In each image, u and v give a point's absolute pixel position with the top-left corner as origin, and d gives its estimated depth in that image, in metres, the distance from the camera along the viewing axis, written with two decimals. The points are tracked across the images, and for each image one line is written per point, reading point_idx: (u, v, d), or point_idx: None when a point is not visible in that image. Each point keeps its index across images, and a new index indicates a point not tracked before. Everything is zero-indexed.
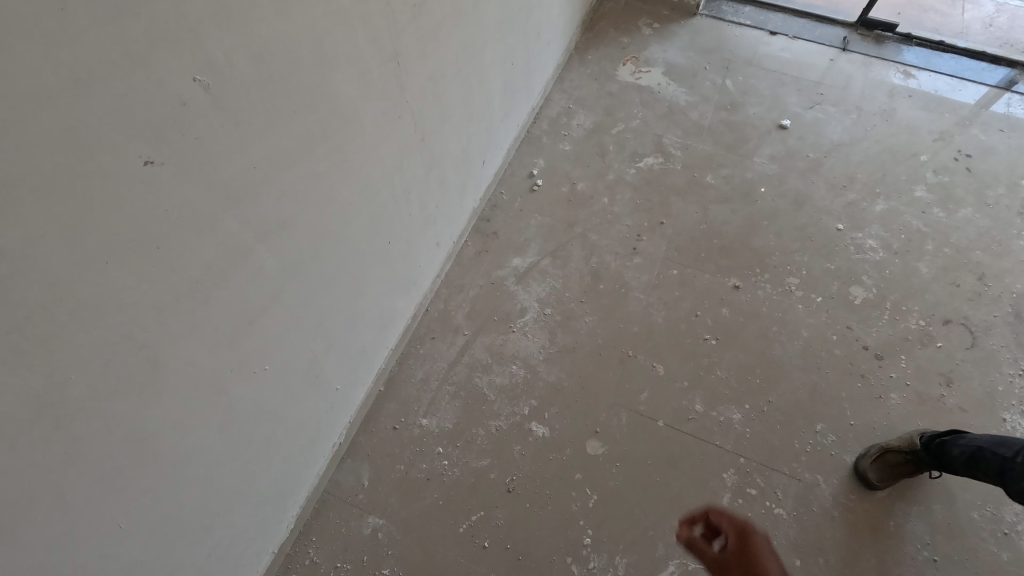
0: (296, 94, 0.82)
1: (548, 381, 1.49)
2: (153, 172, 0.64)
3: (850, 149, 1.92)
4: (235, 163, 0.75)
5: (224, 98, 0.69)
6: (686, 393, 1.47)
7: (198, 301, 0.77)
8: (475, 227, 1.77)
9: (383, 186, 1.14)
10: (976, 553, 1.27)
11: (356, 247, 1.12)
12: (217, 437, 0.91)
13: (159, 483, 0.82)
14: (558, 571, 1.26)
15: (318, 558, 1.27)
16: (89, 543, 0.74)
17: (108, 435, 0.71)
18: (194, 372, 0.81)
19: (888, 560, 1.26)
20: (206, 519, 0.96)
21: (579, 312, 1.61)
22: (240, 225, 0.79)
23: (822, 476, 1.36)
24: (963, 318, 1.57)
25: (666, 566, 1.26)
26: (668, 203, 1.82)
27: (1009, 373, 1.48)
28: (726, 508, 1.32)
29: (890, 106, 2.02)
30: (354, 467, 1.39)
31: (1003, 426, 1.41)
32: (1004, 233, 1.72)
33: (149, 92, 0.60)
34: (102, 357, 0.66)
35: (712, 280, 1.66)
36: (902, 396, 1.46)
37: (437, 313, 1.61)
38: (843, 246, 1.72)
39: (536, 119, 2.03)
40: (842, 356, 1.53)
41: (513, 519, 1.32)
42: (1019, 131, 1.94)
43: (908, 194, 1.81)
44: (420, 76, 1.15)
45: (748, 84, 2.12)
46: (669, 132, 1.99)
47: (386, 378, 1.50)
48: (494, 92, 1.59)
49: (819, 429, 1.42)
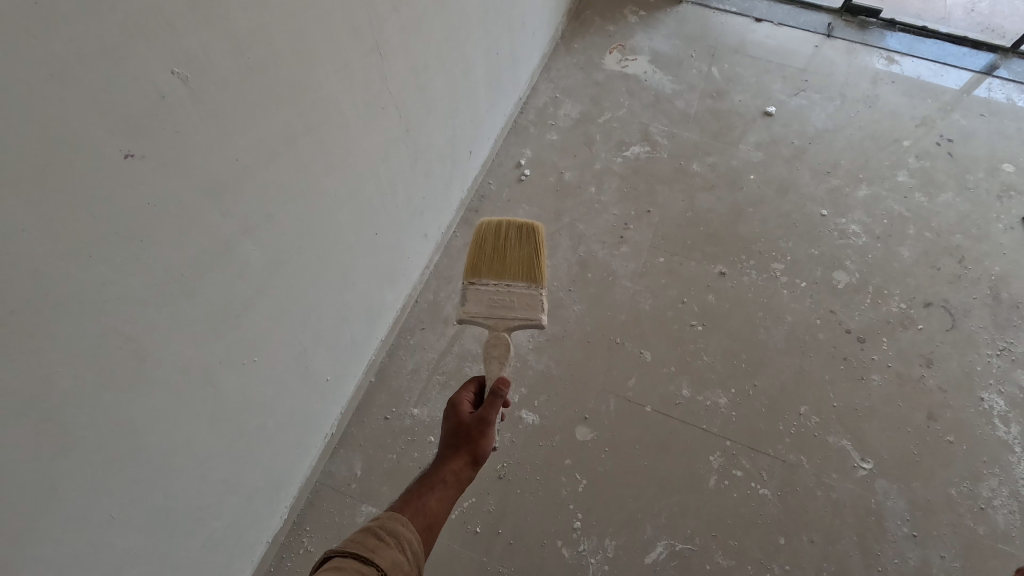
0: (278, 85, 0.82)
1: (538, 369, 1.51)
2: (133, 165, 0.64)
3: (834, 136, 1.94)
4: (217, 156, 0.75)
5: (203, 92, 0.70)
6: (673, 379, 1.50)
7: (184, 294, 0.77)
8: (463, 218, 1.78)
9: (368, 178, 1.15)
10: (953, 528, 1.31)
11: (342, 239, 1.13)
12: (208, 430, 0.92)
13: (151, 475, 0.83)
14: (549, 554, 1.29)
15: (313, 547, 1.30)
16: (81, 535, 0.75)
17: (96, 428, 0.71)
18: (182, 364, 0.82)
19: (869, 536, 1.30)
20: (200, 510, 0.97)
21: (568, 301, 1.62)
22: (224, 218, 0.80)
23: (805, 457, 1.39)
24: (943, 301, 1.61)
25: (654, 548, 1.29)
26: (654, 192, 1.83)
27: (987, 353, 1.52)
28: (712, 490, 1.35)
29: (874, 92, 2.04)
30: (346, 458, 1.40)
31: (981, 405, 1.45)
32: (984, 216, 1.75)
33: (126, 85, 0.60)
34: (88, 351, 0.67)
35: (698, 268, 1.68)
36: (883, 377, 1.49)
37: (427, 304, 1.62)
38: (827, 232, 1.74)
39: (522, 109, 2.03)
40: (826, 339, 1.55)
41: (504, 505, 1.34)
42: (999, 116, 1.96)
43: (891, 179, 1.83)
44: (404, 67, 1.15)
45: (733, 71, 2.13)
46: (656, 121, 2.00)
47: (377, 369, 1.52)
48: (479, 82, 1.59)
49: (803, 411, 1.45)
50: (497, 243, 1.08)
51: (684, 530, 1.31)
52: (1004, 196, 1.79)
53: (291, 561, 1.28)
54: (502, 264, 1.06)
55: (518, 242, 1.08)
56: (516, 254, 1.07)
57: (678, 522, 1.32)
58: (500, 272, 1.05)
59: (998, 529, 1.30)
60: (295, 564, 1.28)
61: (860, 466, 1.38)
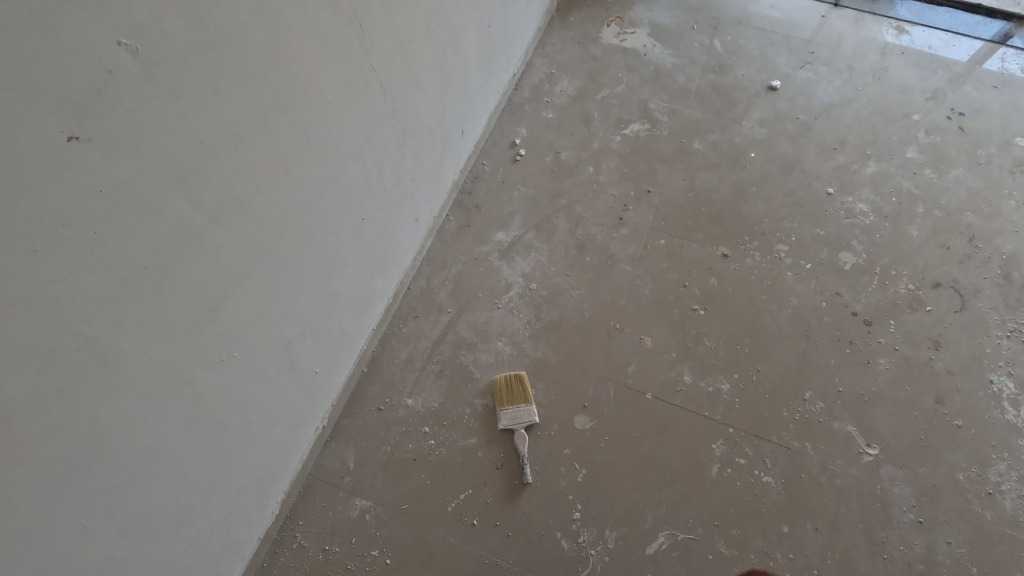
0: (246, 61, 0.75)
1: (535, 357, 1.47)
2: (78, 149, 0.59)
3: (841, 110, 1.87)
4: (179, 139, 0.69)
5: (156, 67, 0.63)
6: (674, 365, 1.46)
7: (148, 289, 0.73)
8: (456, 201, 1.71)
9: (353, 160, 1.08)
10: (960, 513, 1.28)
11: (326, 224, 1.07)
12: (186, 429, 0.88)
13: (124, 478, 0.80)
14: (547, 546, 1.26)
15: (306, 542, 1.27)
16: (49, 544, 0.71)
17: (57, 433, 0.67)
18: (152, 363, 0.77)
19: (874, 523, 1.27)
20: (183, 511, 0.94)
21: (565, 286, 1.57)
22: (191, 206, 0.74)
23: (810, 444, 1.36)
24: (952, 282, 1.55)
25: (656, 538, 1.26)
26: (655, 171, 1.76)
27: (997, 335, 1.48)
28: (715, 479, 1.32)
29: (882, 64, 1.96)
30: (339, 451, 1.36)
31: (990, 387, 1.41)
32: (995, 193, 1.69)
33: (63, 59, 0.55)
34: (40, 352, 0.62)
35: (700, 250, 1.62)
36: (890, 361, 1.45)
37: (420, 290, 1.57)
38: (833, 211, 1.68)
39: (517, 86, 1.95)
40: (831, 323, 1.51)
41: (502, 497, 1.30)
42: (1013, 87, 1.88)
43: (900, 155, 1.77)
44: (387, 40, 1.08)
45: (736, 44, 2.04)
46: (656, 97, 1.92)
47: (369, 359, 1.47)
48: (470, 56, 1.51)
49: (808, 397, 1.41)
50: (508, 390, 1.40)
51: (686, 519, 1.28)
52: (1016, 171, 1.72)
53: (283, 556, 1.25)
54: (516, 396, 1.39)
55: (524, 378, 1.41)
56: (521, 390, 1.40)
57: (679, 512, 1.29)
58: (513, 402, 1.38)
59: (1006, 514, 1.27)
60: (288, 559, 1.25)
61: (866, 452, 1.34)
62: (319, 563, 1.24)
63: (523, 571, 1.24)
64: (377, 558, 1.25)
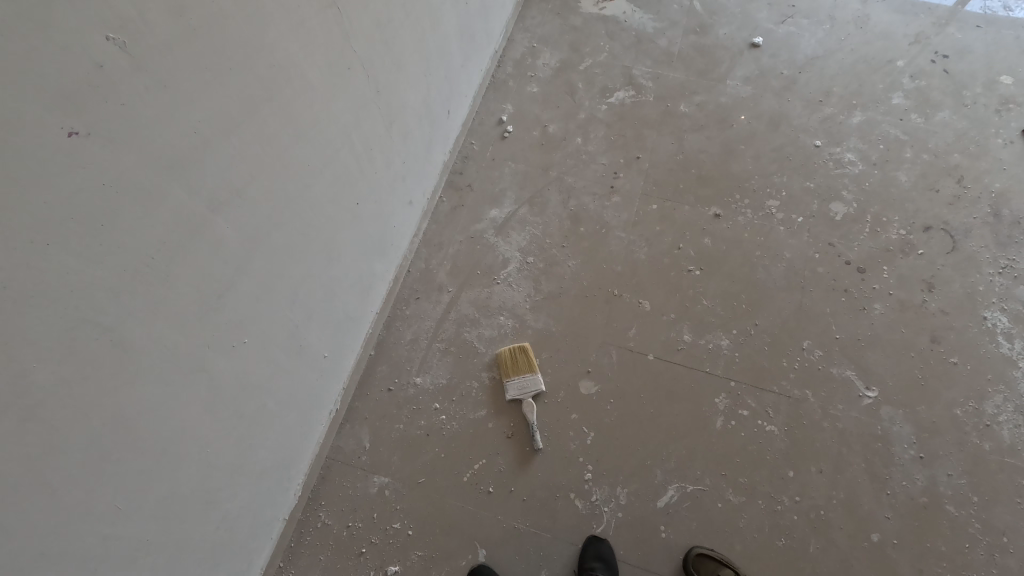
0: (229, 49, 0.77)
1: (537, 328, 1.50)
2: (79, 144, 0.62)
3: (825, 62, 1.87)
4: (172, 130, 0.72)
5: (145, 60, 0.66)
6: (674, 325, 1.49)
7: (156, 279, 0.76)
8: (448, 180, 1.73)
9: (341, 142, 1.10)
10: (960, 446, 1.32)
11: (321, 210, 1.09)
12: (206, 414, 0.92)
13: (151, 460, 0.84)
14: (561, 506, 1.30)
15: (330, 520, 1.31)
16: (87, 524, 0.76)
17: (83, 418, 0.72)
18: (166, 351, 0.81)
19: (877, 462, 1.31)
20: (209, 493, 0.99)
21: (561, 258, 1.59)
22: (189, 195, 0.77)
23: (810, 391, 1.39)
24: (943, 224, 1.57)
25: (666, 491, 1.31)
26: (642, 137, 1.77)
27: (989, 273, 1.50)
28: (719, 431, 1.36)
29: (864, 12, 1.94)
30: (353, 432, 1.40)
31: (983, 324, 1.44)
32: (981, 133, 1.70)
33: (54, 55, 0.57)
34: (62, 342, 0.66)
35: (692, 212, 1.64)
36: (884, 306, 1.48)
37: (419, 271, 1.59)
38: (822, 163, 1.69)
39: (500, 63, 1.95)
40: (827, 273, 1.53)
41: (515, 464, 1.35)
42: (997, 26, 1.87)
43: (886, 103, 1.77)
44: (366, 21, 1.08)
45: (716, 2, 2.02)
46: (639, 63, 1.92)
47: (376, 341, 1.50)
48: (450, 34, 1.51)
49: (806, 346, 1.44)
50: (512, 361, 1.44)
51: (695, 472, 1.32)
52: (1002, 109, 1.73)
53: (309, 535, 1.30)
54: (521, 365, 1.43)
55: (527, 349, 1.44)
56: (525, 360, 1.43)
57: (688, 465, 1.33)
58: (519, 372, 1.42)
59: (1004, 444, 1.31)
60: (313, 538, 1.30)
61: (865, 395, 1.38)
62: (344, 539, 1.29)
63: (541, 531, 1.28)
64: (400, 530, 1.29)
